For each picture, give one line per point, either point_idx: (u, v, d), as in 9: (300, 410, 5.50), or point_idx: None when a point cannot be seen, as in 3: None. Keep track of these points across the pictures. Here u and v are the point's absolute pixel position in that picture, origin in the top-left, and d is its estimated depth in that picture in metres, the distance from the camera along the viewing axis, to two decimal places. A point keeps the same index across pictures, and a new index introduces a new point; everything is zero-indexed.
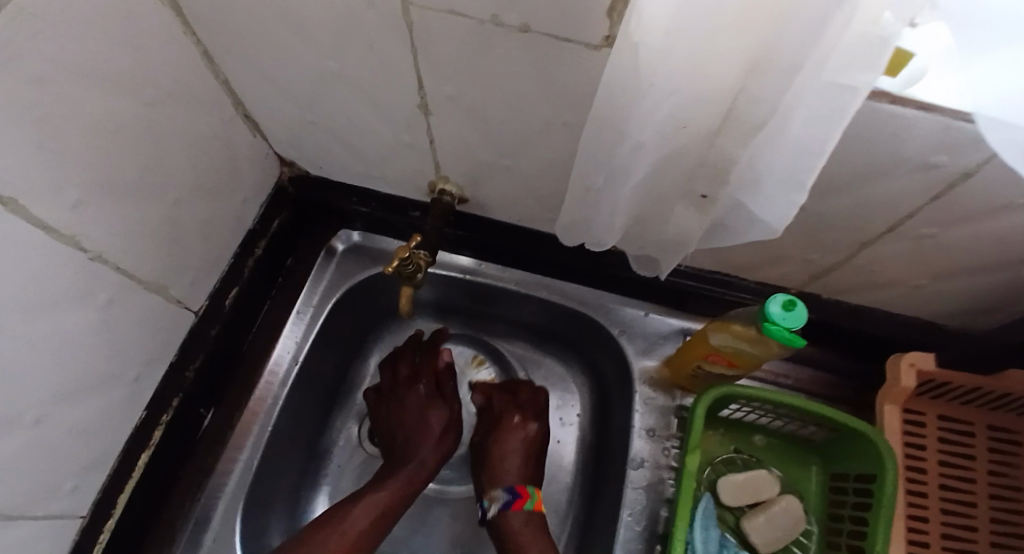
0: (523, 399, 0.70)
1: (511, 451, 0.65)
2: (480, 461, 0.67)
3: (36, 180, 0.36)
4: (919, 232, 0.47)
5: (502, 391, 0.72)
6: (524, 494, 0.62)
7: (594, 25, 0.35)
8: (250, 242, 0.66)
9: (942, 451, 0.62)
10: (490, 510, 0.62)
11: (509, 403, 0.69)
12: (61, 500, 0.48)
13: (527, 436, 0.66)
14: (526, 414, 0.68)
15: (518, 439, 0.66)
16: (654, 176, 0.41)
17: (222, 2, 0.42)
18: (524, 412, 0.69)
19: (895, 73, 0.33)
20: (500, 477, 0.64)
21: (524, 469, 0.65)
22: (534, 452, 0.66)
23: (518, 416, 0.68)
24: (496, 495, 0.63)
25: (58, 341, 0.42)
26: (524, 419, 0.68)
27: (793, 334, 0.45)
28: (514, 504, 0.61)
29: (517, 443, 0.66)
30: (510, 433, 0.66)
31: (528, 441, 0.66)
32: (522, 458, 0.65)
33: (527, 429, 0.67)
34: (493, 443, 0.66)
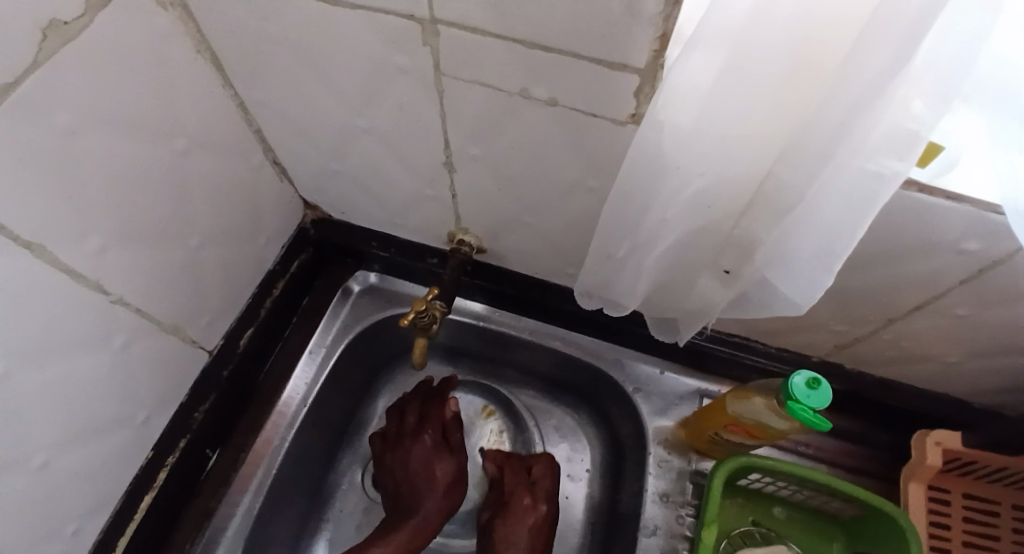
0: (537, 478, 0.68)
1: (518, 534, 0.65)
2: (485, 541, 0.67)
3: (64, 228, 0.37)
4: (952, 311, 0.46)
5: (514, 463, 0.70)
6: None
7: (621, 102, 0.35)
8: (268, 283, 0.66)
9: (967, 531, 0.59)
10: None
11: (521, 484, 0.67)
12: (59, 545, 0.48)
13: (536, 522, 0.66)
14: (537, 495, 0.67)
15: (529, 525, 0.66)
16: (678, 246, 0.41)
17: (259, 61, 0.44)
18: (536, 493, 0.67)
19: (926, 164, 0.35)
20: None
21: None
22: (541, 540, 0.66)
23: (528, 499, 0.67)
24: None
25: (72, 384, 0.43)
26: (535, 501, 0.67)
27: (818, 417, 0.44)
28: None
29: (524, 535, 0.65)
30: (519, 521, 0.66)
31: (537, 525, 0.66)
32: (529, 545, 0.65)
33: (536, 513, 0.66)
34: (500, 532, 0.66)
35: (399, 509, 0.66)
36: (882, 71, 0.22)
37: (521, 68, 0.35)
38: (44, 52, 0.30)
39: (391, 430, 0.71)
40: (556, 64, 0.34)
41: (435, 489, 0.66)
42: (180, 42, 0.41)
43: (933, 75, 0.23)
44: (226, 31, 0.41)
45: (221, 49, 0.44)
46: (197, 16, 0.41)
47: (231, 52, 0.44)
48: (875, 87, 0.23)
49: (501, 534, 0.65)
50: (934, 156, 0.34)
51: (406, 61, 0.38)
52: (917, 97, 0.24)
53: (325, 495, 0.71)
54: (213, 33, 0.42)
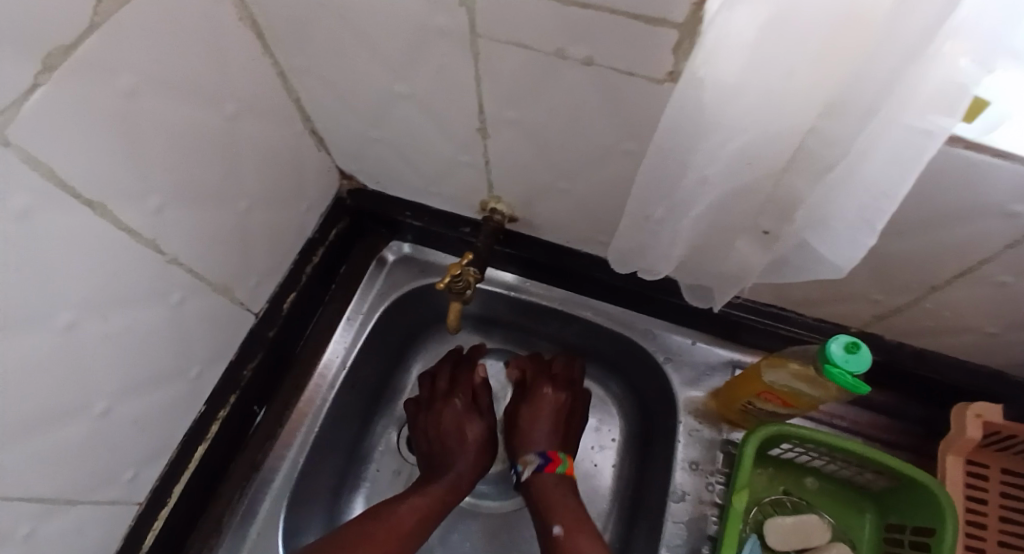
0: (557, 372, 0.71)
1: (541, 419, 0.68)
2: (513, 430, 0.70)
3: (125, 188, 0.39)
4: (999, 278, 0.45)
5: (538, 363, 0.74)
6: (556, 459, 0.65)
7: (659, 59, 0.35)
8: (309, 251, 0.69)
9: (1006, 506, 0.58)
10: (524, 473, 0.66)
11: (542, 375, 0.71)
12: (118, 489, 0.51)
13: (556, 407, 0.68)
14: (557, 385, 0.70)
15: (550, 406, 0.68)
16: (715, 209, 0.41)
17: (299, 27, 0.45)
18: (556, 382, 0.70)
19: (973, 120, 0.33)
20: (532, 443, 0.67)
21: (554, 435, 0.67)
22: (564, 420, 0.68)
23: (548, 388, 0.70)
24: (530, 459, 0.66)
25: (133, 337, 0.46)
26: (555, 389, 0.69)
27: (856, 379, 0.43)
28: (547, 466, 0.65)
29: (547, 412, 0.68)
30: (540, 403, 0.69)
31: (557, 409, 0.68)
32: (552, 424, 0.68)
33: (556, 399, 0.69)
34: (525, 414, 0.69)
35: (432, 468, 0.68)
36: (933, 22, 0.21)
37: (558, 27, 0.35)
38: (102, 10, 0.31)
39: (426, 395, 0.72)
40: (595, 20, 0.33)
41: (468, 450, 0.68)
42: (226, 9, 0.42)
43: (984, 27, 0.21)
44: None
45: (264, 16, 0.45)
46: None
47: (273, 19, 0.45)
48: (924, 36, 0.21)
49: (524, 416, 0.69)
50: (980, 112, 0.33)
51: (444, 21, 0.38)
52: (962, 53, 0.23)
53: (362, 452, 0.74)
54: (257, 0, 0.43)
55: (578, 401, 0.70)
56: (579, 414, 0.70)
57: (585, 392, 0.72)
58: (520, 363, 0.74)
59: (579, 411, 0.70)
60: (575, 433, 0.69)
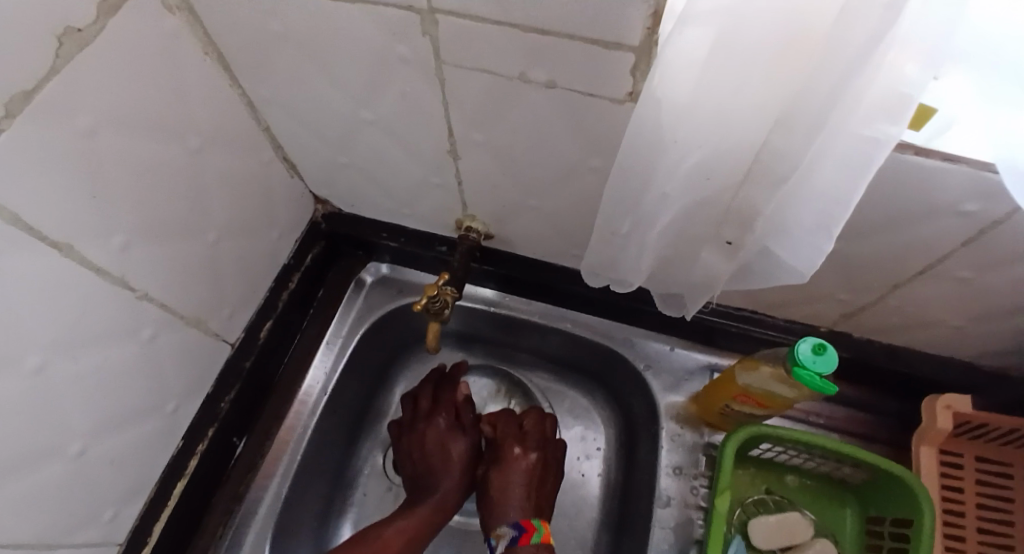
0: (528, 429, 0.69)
1: (512, 483, 0.65)
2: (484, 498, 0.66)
3: (92, 227, 0.39)
4: (954, 274, 0.47)
5: (507, 419, 0.71)
6: (532, 527, 0.61)
7: (619, 82, 0.36)
8: (284, 276, 0.68)
9: (981, 493, 0.60)
10: (498, 549, 0.62)
11: (512, 434, 0.68)
12: (96, 531, 0.50)
13: (528, 468, 0.66)
14: (528, 444, 0.68)
15: (521, 470, 0.66)
16: (681, 221, 0.42)
17: (262, 57, 0.45)
18: (528, 441, 0.68)
19: (920, 127, 0.35)
20: (503, 513, 0.64)
21: (528, 500, 0.65)
22: (537, 482, 0.66)
23: (519, 447, 0.68)
24: (502, 532, 0.63)
25: (104, 376, 0.45)
26: (526, 450, 0.67)
27: (824, 380, 0.45)
28: (521, 539, 0.61)
29: (519, 476, 0.65)
30: (512, 467, 0.66)
31: (530, 471, 0.66)
32: (525, 487, 0.65)
33: (528, 460, 0.67)
34: (497, 480, 0.66)
35: (418, 489, 0.68)
36: (869, 40, 0.22)
37: (517, 52, 0.36)
38: (62, 56, 0.32)
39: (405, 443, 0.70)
40: (553, 45, 0.34)
41: (452, 463, 0.68)
42: (186, 42, 0.42)
43: (919, 40, 0.23)
44: (231, 30, 0.42)
45: (227, 48, 0.45)
46: (203, 16, 0.42)
47: (236, 51, 0.45)
48: (862, 51, 0.23)
49: (496, 483, 0.65)
50: (927, 119, 0.35)
51: (406, 50, 0.39)
52: (907, 58, 0.24)
53: (348, 477, 0.73)
54: (218, 32, 0.43)
55: (549, 462, 0.68)
56: (550, 476, 0.68)
57: (558, 444, 0.70)
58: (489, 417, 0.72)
59: (550, 474, 0.68)
60: (546, 500, 0.67)
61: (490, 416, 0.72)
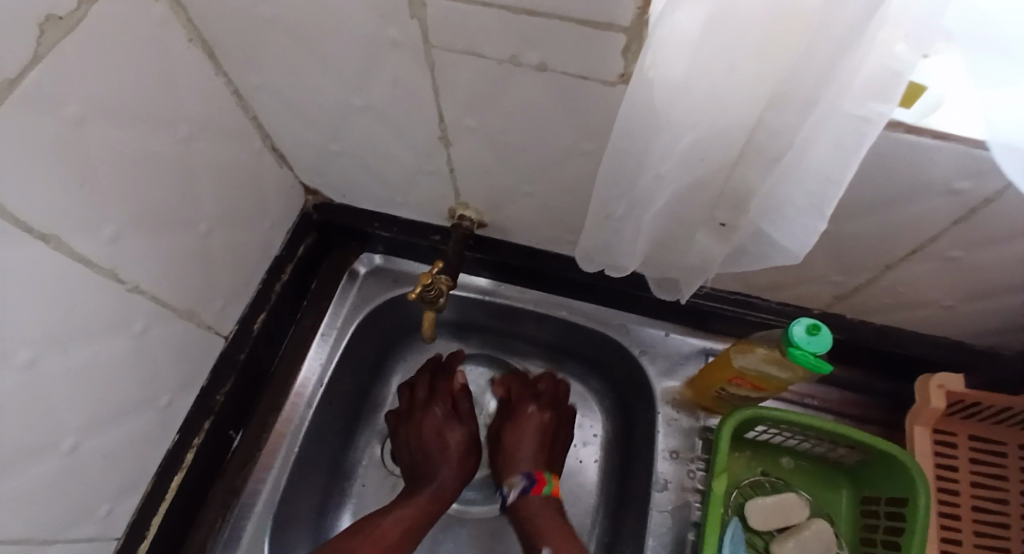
0: (542, 389, 0.73)
1: (527, 436, 0.68)
2: (499, 451, 0.70)
3: (80, 219, 0.38)
4: (946, 253, 0.47)
5: (522, 382, 0.75)
6: (542, 479, 0.64)
7: (610, 64, 0.36)
8: (277, 268, 0.68)
9: (975, 472, 0.60)
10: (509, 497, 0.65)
11: (527, 394, 0.72)
12: (93, 525, 0.50)
13: (540, 425, 0.69)
14: (541, 403, 0.71)
15: (534, 425, 0.69)
16: (673, 204, 0.42)
17: (250, 44, 0.44)
18: (541, 399, 0.72)
19: (911, 105, 0.35)
20: (516, 465, 0.67)
21: (541, 452, 0.68)
22: (549, 439, 0.69)
23: (532, 407, 0.71)
24: (514, 481, 0.66)
25: (96, 370, 0.45)
26: (539, 408, 0.71)
27: (818, 358, 0.45)
28: (532, 489, 0.64)
29: (531, 433, 0.68)
30: (526, 422, 0.69)
31: (543, 427, 0.69)
32: (536, 444, 0.68)
33: (541, 416, 0.70)
34: (510, 435, 0.69)
35: (416, 479, 0.68)
36: (859, 14, 0.22)
37: (506, 35, 0.36)
38: (44, 44, 0.31)
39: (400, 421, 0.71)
40: (543, 25, 0.34)
41: (451, 446, 0.68)
42: (172, 28, 0.41)
43: (913, 18, 0.23)
44: (217, 16, 0.42)
45: (213, 34, 0.44)
46: (187, 2, 0.41)
47: (222, 37, 0.44)
48: (853, 28, 0.23)
49: (509, 438, 0.69)
50: (918, 97, 0.34)
51: (395, 33, 0.38)
52: (898, 39, 0.24)
53: (345, 468, 0.73)
54: (204, 17, 0.43)
55: (561, 422, 0.71)
56: (564, 432, 0.71)
57: (569, 407, 0.73)
58: (506, 383, 0.75)
59: (562, 432, 0.71)
60: (558, 455, 0.70)
61: (503, 380, 0.76)
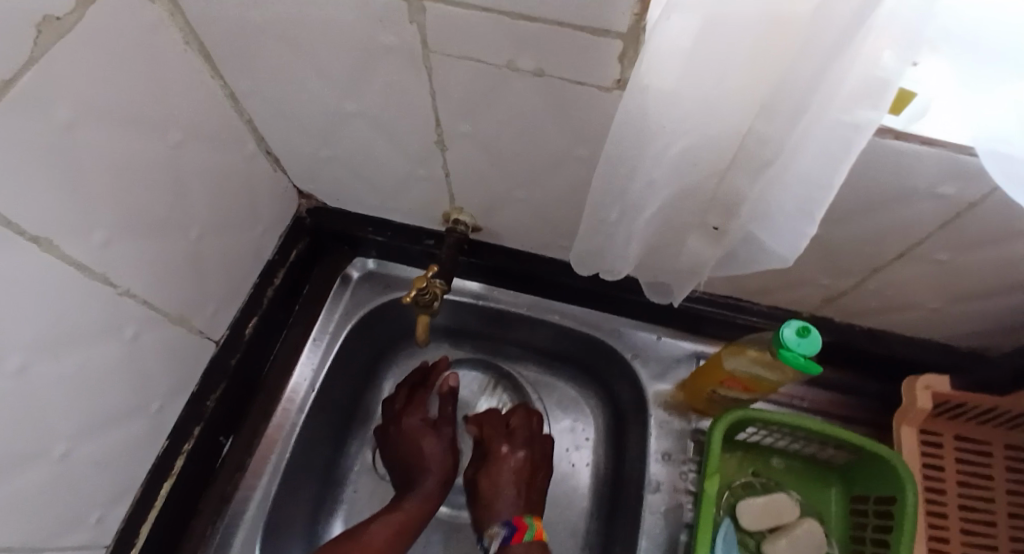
0: (514, 426, 0.71)
1: (502, 483, 0.67)
2: (475, 499, 0.68)
3: (72, 221, 0.38)
4: (931, 256, 0.48)
5: (494, 419, 0.73)
6: (522, 526, 0.63)
7: (607, 69, 0.36)
8: (269, 272, 0.67)
9: (961, 471, 0.62)
10: (492, 548, 0.63)
11: (498, 433, 0.71)
12: (83, 534, 0.49)
13: (516, 466, 0.68)
14: (515, 442, 0.69)
15: (508, 470, 0.67)
16: (668, 208, 0.43)
17: (246, 48, 0.44)
18: (514, 440, 0.70)
19: (900, 112, 0.36)
20: (495, 513, 0.66)
21: (519, 500, 0.66)
22: (527, 481, 0.68)
23: (506, 447, 0.69)
24: (495, 531, 0.64)
25: (86, 376, 0.44)
26: (512, 448, 0.69)
27: (807, 359, 0.46)
28: (513, 537, 0.62)
29: (508, 480, 0.67)
30: (500, 467, 0.67)
31: (518, 471, 0.67)
32: (514, 495, 0.66)
33: (516, 458, 0.68)
34: (485, 483, 0.67)
35: (406, 484, 0.68)
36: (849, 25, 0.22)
37: (503, 40, 0.36)
38: (39, 46, 0.31)
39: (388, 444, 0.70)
40: (539, 32, 0.35)
41: (432, 469, 0.67)
42: (165, 32, 0.41)
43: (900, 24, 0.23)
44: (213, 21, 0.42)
45: (208, 38, 0.44)
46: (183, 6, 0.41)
47: (217, 41, 0.44)
48: (842, 37, 0.23)
49: (484, 485, 0.67)
50: (906, 104, 0.35)
51: (392, 38, 0.39)
52: (885, 45, 0.24)
53: (337, 474, 0.73)
54: (199, 22, 0.42)
55: (537, 462, 0.69)
56: (541, 475, 0.69)
57: (548, 441, 0.72)
58: (478, 424, 0.73)
59: (539, 475, 0.69)
60: (537, 497, 0.68)
61: (477, 420, 0.73)
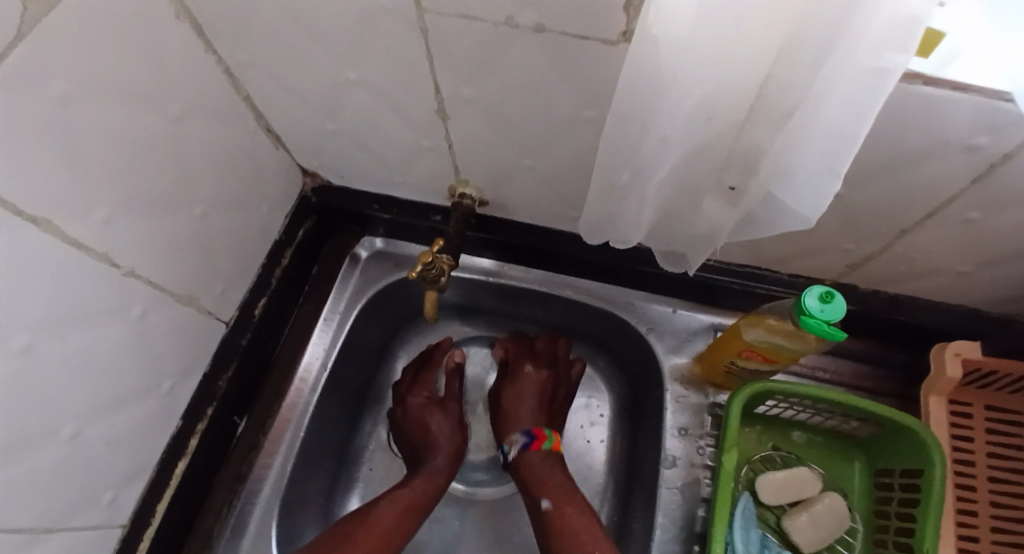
0: (540, 350, 0.71)
1: (525, 396, 0.68)
2: (496, 408, 0.70)
3: (72, 202, 0.37)
4: (964, 216, 0.45)
5: (518, 341, 0.74)
6: (541, 436, 0.65)
7: (613, 20, 0.34)
8: (277, 252, 0.67)
9: (992, 443, 0.59)
10: (510, 453, 0.66)
11: (523, 353, 0.72)
12: (99, 512, 0.50)
13: (539, 384, 0.69)
14: (538, 361, 0.70)
15: (531, 385, 0.69)
16: (680, 170, 0.40)
17: (239, 18, 0.43)
18: (538, 358, 0.71)
19: (929, 55, 0.33)
20: (517, 421, 0.68)
21: (539, 410, 0.68)
22: (547, 398, 0.69)
23: (529, 365, 0.70)
24: (514, 439, 0.66)
25: (95, 355, 0.44)
26: (535, 366, 0.70)
27: (832, 327, 0.44)
28: (532, 445, 0.64)
29: (530, 388, 0.69)
30: (523, 382, 0.69)
31: (541, 386, 0.69)
32: (537, 400, 0.68)
33: (538, 375, 0.69)
34: (507, 392, 0.69)
35: (416, 461, 0.67)
36: None
37: None
38: (27, 21, 0.30)
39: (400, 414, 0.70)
40: None
41: (442, 448, 0.67)
42: (158, 5, 0.40)
43: None
44: None
45: (201, 9, 0.43)
46: None
47: (210, 11, 0.43)
48: None
49: (508, 393, 0.69)
50: (935, 46, 0.32)
51: None
52: None
53: (354, 452, 0.73)
54: None
55: (560, 377, 0.70)
56: (564, 387, 0.71)
57: (572, 366, 0.72)
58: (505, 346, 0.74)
59: (561, 387, 0.70)
60: (559, 410, 0.70)
61: (499, 341, 0.75)
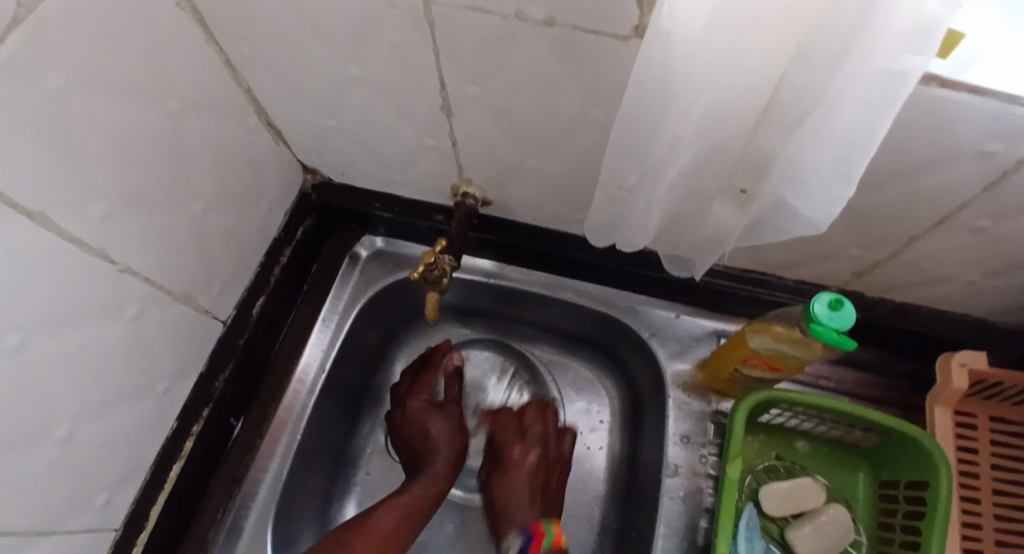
0: (529, 426, 0.69)
1: (518, 485, 0.64)
2: (489, 496, 0.66)
3: (67, 195, 0.37)
4: (975, 224, 0.45)
5: (508, 414, 0.71)
6: (538, 533, 0.59)
7: (625, 14, 0.33)
8: (276, 250, 0.66)
9: (997, 455, 0.59)
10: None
11: (512, 435, 0.68)
12: (92, 515, 0.48)
13: (531, 470, 0.65)
14: (527, 443, 0.67)
15: (525, 472, 0.65)
16: (690, 172, 0.40)
17: (242, 11, 0.42)
18: (529, 439, 0.68)
19: (947, 56, 0.32)
20: (512, 519, 0.63)
21: (533, 499, 0.64)
22: (541, 482, 0.65)
23: (518, 449, 0.67)
24: (511, 541, 0.61)
25: (90, 353, 0.43)
26: (525, 449, 0.67)
27: (842, 335, 0.43)
28: (530, 546, 0.59)
29: (522, 481, 0.65)
30: (515, 472, 0.65)
31: (533, 476, 0.65)
32: (529, 488, 0.64)
33: (530, 460, 0.66)
34: (500, 488, 0.65)
35: (413, 466, 0.66)
36: None
37: None
38: (26, 6, 0.29)
39: (399, 417, 0.69)
40: None
41: (439, 452, 0.66)
42: None
43: None
44: None
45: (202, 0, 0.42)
46: None
47: (211, 3, 0.42)
48: None
49: (499, 493, 0.65)
50: (954, 47, 0.31)
51: None
52: None
53: (351, 454, 0.72)
54: None
55: (553, 462, 0.67)
56: (559, 465, 0.68)
57: (565, 439, 0.69)
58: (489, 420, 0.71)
59: (555, 472, 0.67)
60: (555, 495, 0.66)
61: (491, 414, 0.72)
